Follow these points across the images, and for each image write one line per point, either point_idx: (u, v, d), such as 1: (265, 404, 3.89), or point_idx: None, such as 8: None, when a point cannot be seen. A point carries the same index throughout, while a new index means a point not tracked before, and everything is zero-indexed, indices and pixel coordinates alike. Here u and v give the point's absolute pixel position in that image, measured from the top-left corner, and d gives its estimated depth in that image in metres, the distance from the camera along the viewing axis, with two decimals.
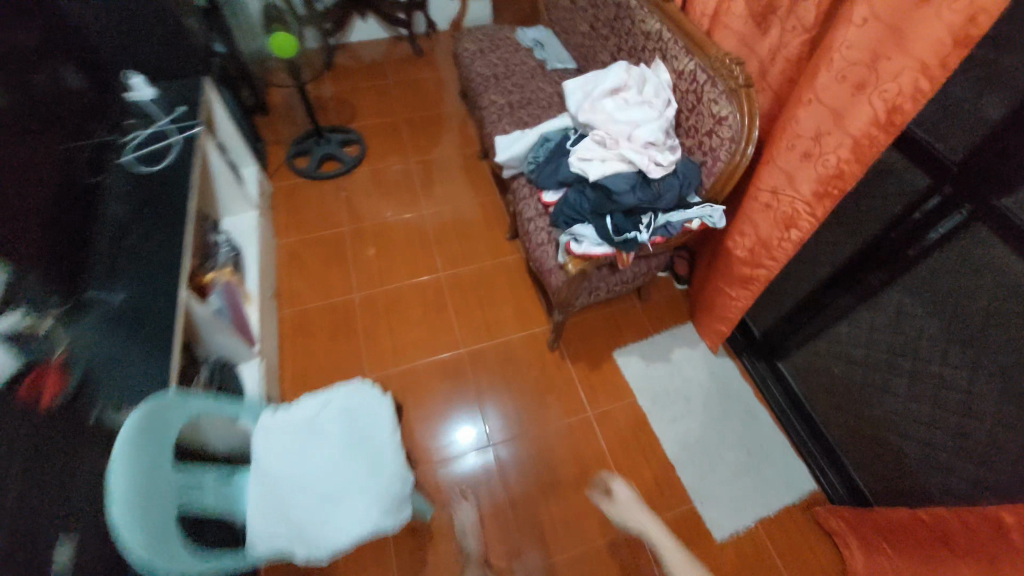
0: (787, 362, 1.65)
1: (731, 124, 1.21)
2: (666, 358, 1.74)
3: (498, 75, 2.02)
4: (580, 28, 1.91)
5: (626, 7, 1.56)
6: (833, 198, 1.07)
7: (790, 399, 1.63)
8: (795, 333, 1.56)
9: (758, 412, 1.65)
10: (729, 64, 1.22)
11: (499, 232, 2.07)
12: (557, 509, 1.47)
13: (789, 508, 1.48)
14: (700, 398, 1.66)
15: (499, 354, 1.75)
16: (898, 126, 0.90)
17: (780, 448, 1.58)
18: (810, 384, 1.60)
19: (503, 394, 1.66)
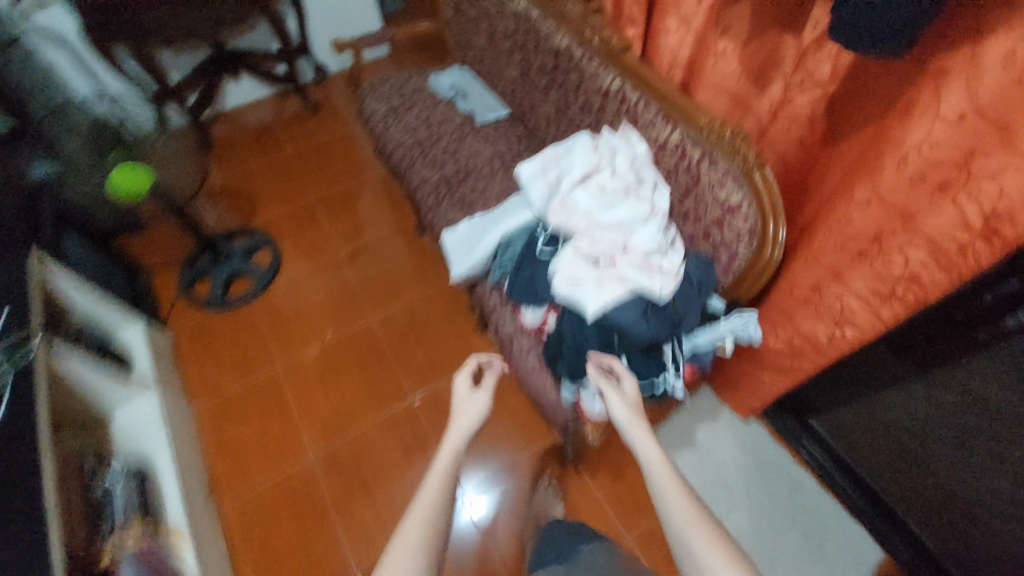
0: (821, 418, 1.46)
1: (746, 214, 0.95)
2: (692, 443, 1.55)
3: (422, 143, 1.66)
4: (509, 73, 1.58)
5: (568, 57, 1.26)
6: (901, 302, 0.85)
7: (832, 457, 1.46)
8: (831, 393, 1.39)
9: (805, 482, 1.49)
10: (729, 137, 0.96)
11: (466, 323, 1.74)
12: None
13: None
14: (742, 483, 1.49)
15: (508, 486, 1.47)
16: (1003, 239, 0.67)
17: (837, 518, 1.43)
18: (849, 439, 1.42)
19: (516, 522, 1.40)
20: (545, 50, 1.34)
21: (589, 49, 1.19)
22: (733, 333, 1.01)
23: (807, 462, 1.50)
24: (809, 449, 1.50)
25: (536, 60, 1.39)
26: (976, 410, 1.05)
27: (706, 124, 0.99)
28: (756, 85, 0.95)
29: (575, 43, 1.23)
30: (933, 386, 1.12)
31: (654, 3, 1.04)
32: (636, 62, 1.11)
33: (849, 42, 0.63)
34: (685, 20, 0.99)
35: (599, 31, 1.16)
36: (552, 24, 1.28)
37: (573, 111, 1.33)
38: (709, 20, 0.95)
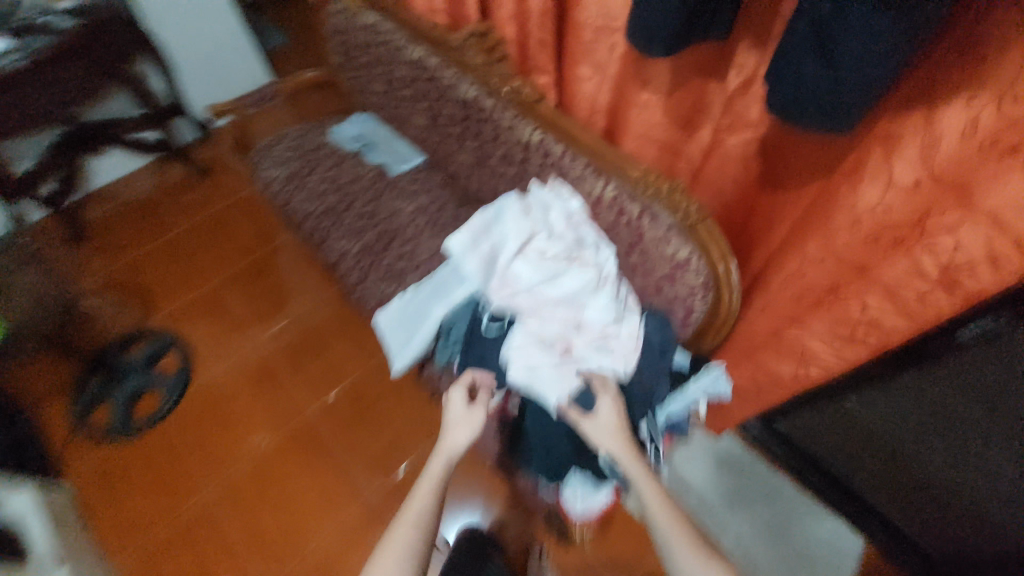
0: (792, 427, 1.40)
1: (697, 269, 0.89)
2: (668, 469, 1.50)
3: (333, 209, 1.49)
4: (416, 120, 1.44)
5: (478, 108, 1.14)
6: (863, 345, 0.81)
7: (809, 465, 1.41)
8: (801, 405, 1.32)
9: (784, 486, 1.46)
10: (666, 190, 0.88)
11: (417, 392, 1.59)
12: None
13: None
14: (723, 500, 1.46)
15: None
16: (964, 292, 0.63)
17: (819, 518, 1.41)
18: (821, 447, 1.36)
19: None
20: (451, 101, 1.21)
21: (500, 100, 1.08)
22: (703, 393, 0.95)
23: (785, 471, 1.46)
24: (787, 459, 1.44)
25: (444, 110, 1.27)
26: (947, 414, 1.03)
27: (639, 177, 0.92)
28: (684, 132, 0.88)
29: (483, 93, 1.11)
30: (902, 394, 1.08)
31: (562, 51, 0.94)
32: (553, 111, 1.02)
33: (790, 112, 0.56)
34: (598, 68, 0.91)
35: (507, 81, 1.05)
36: (453, 73, 1.16)
37: (494, 163, 1.22)
38: (625, 68, 0.87)
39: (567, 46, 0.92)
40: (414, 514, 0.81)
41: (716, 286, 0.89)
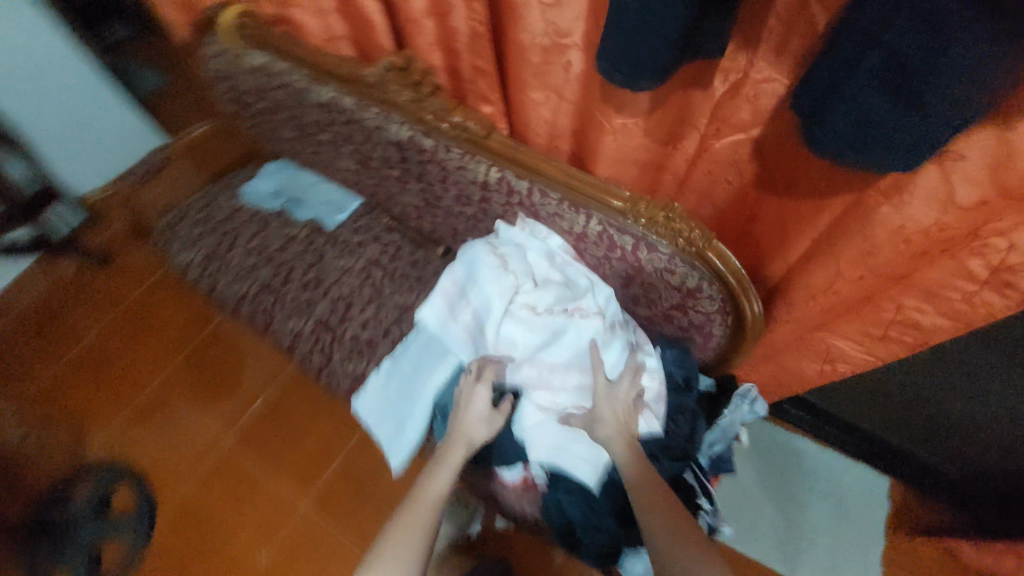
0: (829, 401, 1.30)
1: (711, 295, 0.80)
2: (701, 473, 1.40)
3: (274, 284, 1.30)
4: (342, 164, 1.24)
5: (417, 149, 0.97)
6: (898, 341, 0.76)
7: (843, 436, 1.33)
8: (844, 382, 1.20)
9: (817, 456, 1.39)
10: (662, 218, 0.76)
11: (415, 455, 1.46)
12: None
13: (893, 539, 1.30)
14: (760, 485, 1.37)
15: None
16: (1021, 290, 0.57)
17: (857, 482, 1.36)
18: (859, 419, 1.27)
19: None
20: (382, 143, 1.03)
21: (441, 138, 0.92)
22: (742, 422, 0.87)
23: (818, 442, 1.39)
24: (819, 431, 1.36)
25: (375, 153, 1.09)
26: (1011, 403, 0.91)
27: (625, 208, 0.79)
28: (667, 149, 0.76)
29: (418, 132, 0.94)
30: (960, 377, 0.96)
31: (506, 75, 0.79)
32: (508, 142, 0.86)
33: (845, 157, 0.45)
34: (554, 90, 0.76)
35: (445, 116, 0.88)
36: (377, 113, 0.98)
37: (448, 203, 1.06)
38: (587, 87, 0.73)
39: (510, 70, 0.77)
40: (420, 498, 0.76)
41: (735, 309, 0.80)
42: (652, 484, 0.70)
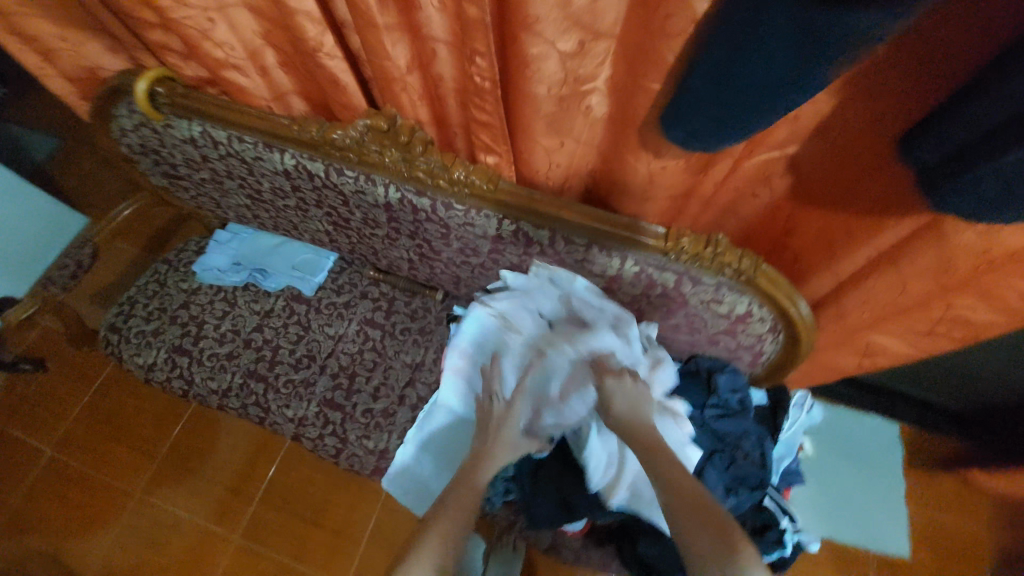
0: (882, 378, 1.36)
1: (762, 318, 0.77)
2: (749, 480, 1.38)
3: (261, 370, 1.16)
4: (313, 226, 1.11)
5: (410, 209, 0.87)
6: (944, 335, 0.76)
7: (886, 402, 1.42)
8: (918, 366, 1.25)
9: (840, 416, 1.47)
10: (708, 253, 0.72)
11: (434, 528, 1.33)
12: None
13: (908, 474, 1.42)
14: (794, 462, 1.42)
15: None
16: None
17: (878, 432, 1.45)
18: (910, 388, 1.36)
19: None
20: (364, 206, 0.92)
21: (439, 196, 0.82)
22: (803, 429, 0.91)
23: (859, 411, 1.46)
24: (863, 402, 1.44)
25: (356, 215, 0.97)
26: None
27: (665, 246, 0.73)
28: (698, 182, 0.71)
29: (410, 192, 0.84)
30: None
31: (511, 126, 0.70)
32: (520, 192, 0.78)
33: (994, 212, 0.39)
34: (570, 136, 0.69)
35: (443, 173, 0.78)
36: (356, 176, 0.86)
37: (450, 256, 0.97)
38: (611, 130, 0.66)
39: (518, 121, 0.68)
40: (443, 511, 0.71)
41: (787, 329, 0.78)
42: (688, 487, 0.62)
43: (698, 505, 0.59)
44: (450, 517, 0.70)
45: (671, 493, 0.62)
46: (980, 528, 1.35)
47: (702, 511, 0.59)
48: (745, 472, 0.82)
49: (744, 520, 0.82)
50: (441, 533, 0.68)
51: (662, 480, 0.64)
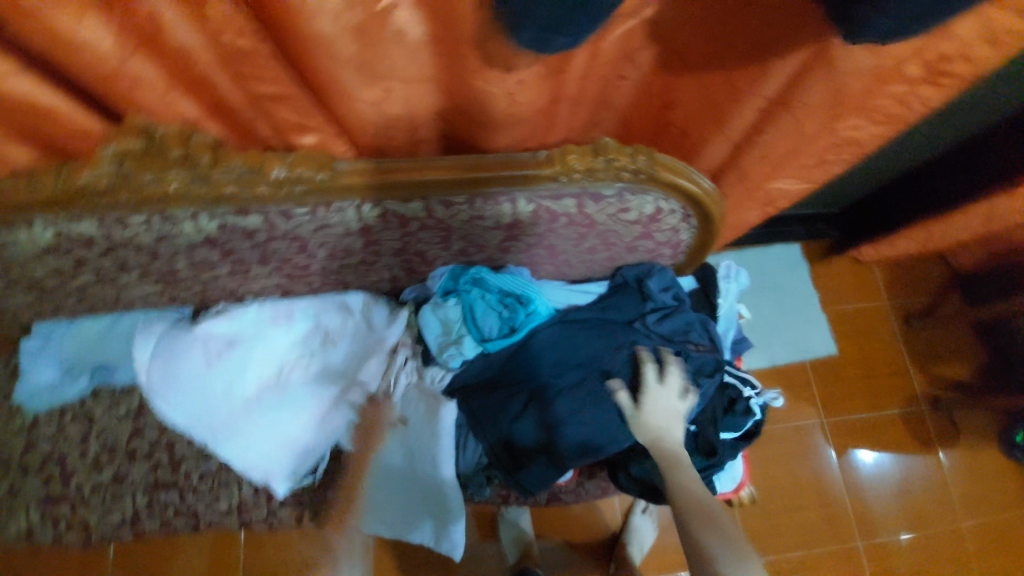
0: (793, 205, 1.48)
1: (672, 211, 0.72)
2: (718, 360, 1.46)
3: (165, 477, 0.94)
4: (135, 293, 0.86)
5: (241, 235, 0.67)
6: (835, 163, 0.76)
7: (799, 225, 1.54)
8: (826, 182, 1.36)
9: (752, 258, 1.57)
10: (600, 162, 0.63)
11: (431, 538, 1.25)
12: (856, 531, 1.38)
13: (817, 283, 1.56)
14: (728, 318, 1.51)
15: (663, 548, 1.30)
16: (957, 75, 0.56)
17: (787, 258, 1.57)
18: (814, 206, 1.48)
19: None
20: (184, 251, 0.70)
21: (269, 207, 0.63)
22: (737, 296, 0.90)
23: (778, 244, 1.57)
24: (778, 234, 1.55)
25: (178, 264, 0.75)
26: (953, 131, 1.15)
27: (555, 172, 0.64)
28: (563, 84, 0.60)
29: (229, 216, 0.64)
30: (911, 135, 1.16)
31: (319, 87, 0.53)
32: (368, 166, 0.62)
33: None
34: (397, 77, 0.53)
35: (258, 178, 0.59)
36: (148, 219, 0.64)
37: (322, 266, 0.80)
38: (441, 55, 0.52)
39: (321, 76, 0.51)
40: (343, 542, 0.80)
41: (699, 213, 0.73)
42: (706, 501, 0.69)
43: (703, 514, 0.68)
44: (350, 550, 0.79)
45: (681, 504, 0.69)
46: (879, 303, 1.55)
47: (709, 514, 0.68)
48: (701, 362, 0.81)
49: (715, 406, 0.82)
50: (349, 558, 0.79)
51: (672, 490, 0.70)
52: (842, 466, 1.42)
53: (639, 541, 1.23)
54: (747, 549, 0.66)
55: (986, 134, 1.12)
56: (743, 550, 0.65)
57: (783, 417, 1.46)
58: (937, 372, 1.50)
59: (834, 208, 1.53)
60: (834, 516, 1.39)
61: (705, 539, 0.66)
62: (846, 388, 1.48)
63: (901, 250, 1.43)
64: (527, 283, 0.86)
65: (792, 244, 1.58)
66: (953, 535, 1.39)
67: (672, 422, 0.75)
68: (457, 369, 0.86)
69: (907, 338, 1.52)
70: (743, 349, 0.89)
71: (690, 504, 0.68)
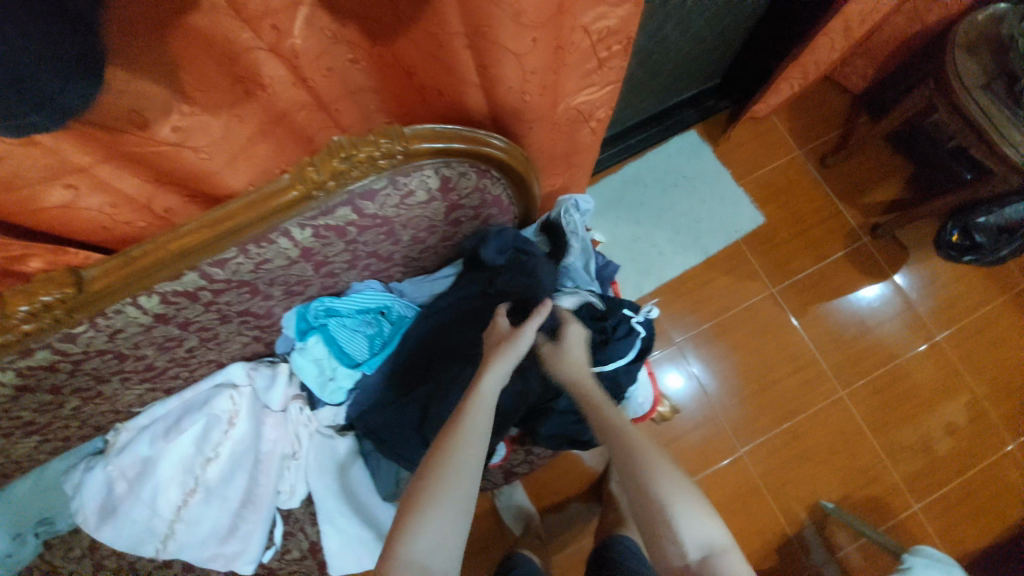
0: (671, 92, 1.39)
1: (461, 173, 0.68)
2: (648, 272, 1.43)
3: None
4: (20, 447, 0.85)
5: (46, 370, 0.65)
6: (615, 59, 0.70)
7: (684, 106, 1.47)
8: (693, 60, 1.27)
9: (652, 157, 1.49)
10: (343, 164, 0.59)
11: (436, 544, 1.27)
12: (836, 382, 1.37)
13: (723, 158, 1.50)
14: (649, 227, 1.46)
15: None
16: None
17: (686, 146, 1.50)
18: (692, 83, 1.40)
19: (689, 452, 1.34)
20: (12, 402, 0.69)
21: (47, 337, 0.61)
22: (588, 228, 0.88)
23: (673, 134, 1.50)
24: (667, 125, 1.48)
25: (22, 412, 0.73)
26: None
27: (305, 191, 0.60)
28: (263, 100, 0.55)
29: (16, 359, 0.62)
30: None
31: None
32: (115, 262, 0.58)
33: None
34: (71, 174, 0.49)
35: (8, 320, 0.57)
36: None
37: (168, 358, 0.78)
38: (91, 139, 0.47)
39: None
40: (454, 474, 0.57)
41: (490, 164, 0.69)
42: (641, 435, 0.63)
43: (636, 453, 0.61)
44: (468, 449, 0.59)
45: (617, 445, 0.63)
46: (789, 153, 1.49)
47: (644, 470, 0.60)
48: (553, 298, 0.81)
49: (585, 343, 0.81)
50: (457, 496, 0.56)
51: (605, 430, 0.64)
52: (805, 327, 1.40)
53: None
54: (694, 495, 0.59)
55: None
56: (689, 499, 0.59)
57: (734, 302, 1.42)
58: (869, 202, 1.45)
59: (715, 80, 1.45)
60: (810, 377, 1.37)
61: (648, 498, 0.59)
62: (784, 249, 1.44)
63: (788, 96, 1.34)
64: (380, 293, 0.83)
65: (687, 128, 1.50)
66: (929, 352, 1.38)
67: (577, 373, 0.70)
68: (345, 401, 0.88)
69: (829, 178, 1.47)
70: (611, 275, 0.89)
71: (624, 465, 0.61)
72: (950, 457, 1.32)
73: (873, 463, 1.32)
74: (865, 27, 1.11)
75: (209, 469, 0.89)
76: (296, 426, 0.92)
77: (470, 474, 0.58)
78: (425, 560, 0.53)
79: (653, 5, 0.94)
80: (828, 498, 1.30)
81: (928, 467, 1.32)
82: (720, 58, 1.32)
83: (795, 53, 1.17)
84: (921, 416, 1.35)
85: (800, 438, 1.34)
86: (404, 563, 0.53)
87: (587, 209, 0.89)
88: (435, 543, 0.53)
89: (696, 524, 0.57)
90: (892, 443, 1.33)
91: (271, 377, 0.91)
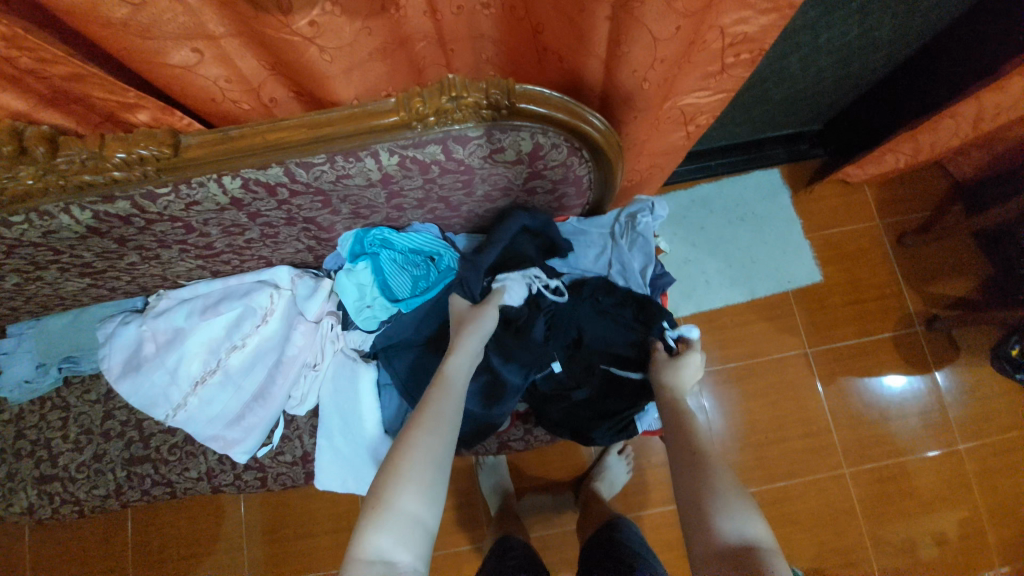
0: (767, 125, 1.34)
1: (555, 144, 0.67)
2: (687, 296, 1.41)
3: (138, 453, 1.01)
4: (70, 286, 0.90)
5: (120, 221, 0.68)
6: (738, 69, 0.67)
7: (775, 142, 1.42)
8: (802, 100, 1.22)
9: (727, 184, 1.45)
10: (449, 103, 0.59)
11: None
12: (843, 458, 1.34)
13: (798, 205, 1.45)
14: (702, 253, 1.43)
15: (644, 486, 1.30)
16: None
17: (764, 182, 1.45)
18: (791, 121, 1.35)
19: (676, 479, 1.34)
20: (79, 242, 0.72)
21: (130, 190, 0.63)
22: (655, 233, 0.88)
23: (755, 166, 1.45)
24: (751, 158, 1.44)
25: (85, 254, 0.77)
26: (935, 20, 0.98)
27: (406, 119, 0.60)
28: (391, 18, 0.55)
29: (99, 202, 0.65)
30: (885, 36, 1.00)
31: (121, 58, 0.51)
32: (213, 136, 0.60)
33: None
34: (200, 40, 0.51)
35: (103, 164, 0.59)
36: (26, 218, 0.65)
37: (226, 243, 0.80)
38: (229, 9, 0.48)
39: (114, 45, 0.50)
40: (418, 465, 0.59)
41: (586, 144, 0.68)
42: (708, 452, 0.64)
43: (698, 466, 0.62)
44: (433, 432, 0.62)
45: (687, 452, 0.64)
46: (866, 220, 1.44)
47: (700, 461, 0.63)
48: (500, 265, 0.82)
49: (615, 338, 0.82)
50: (423, 482, 0.59)
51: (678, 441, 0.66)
52: (827, 395, 1.37)
53: (610, 480, 1.23)
54: (741, 492, 0.60)
55: (973, 17, 0.96)
56: (733, 492, 0.59)
57: (765, 348, 1.39)
58: (934, 290, 1.40)
59: (814, 126, 1.39)
60: (818, 445, 1.35)
61: (698, 484, 0.61)
62: (832, 313, 1.40)
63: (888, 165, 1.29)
64: (436, 239, 0.85)
65: (771, 164, 1.45)
66: (943, 458, 1.34)
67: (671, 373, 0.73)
68: (374, 331, 0.89)
69: (900, 254, 1.42)
70: (664, 285, 0.87)
71: (684, 472, 0.63)
72: (934, 564, 1.29)
73: (856, 546, 1.30)
74: (996, 123, 1.05)
75: (232, 355, 0.94)
76: (321, 339, 0.94)
77: (442, 437, 0.62)
78: (391, 556, 0.55)
79: (787, 29, 0.90)
80: (798, 565, 1.29)
81: (909, 566, 1.29)
82: (830, 103, 1.26)
83: (912, 123, 1.12)
84: (917, 517, 1.31)
85: (790, 501, 1.32)
86: (367, 562, 0.54)
87: (661, 216, 0.88)
88: (413, 500, 0.58)
89: (736, 516, 0.57)
90: (880, 534, 1.31)
91: (312, 286, 0.93)
